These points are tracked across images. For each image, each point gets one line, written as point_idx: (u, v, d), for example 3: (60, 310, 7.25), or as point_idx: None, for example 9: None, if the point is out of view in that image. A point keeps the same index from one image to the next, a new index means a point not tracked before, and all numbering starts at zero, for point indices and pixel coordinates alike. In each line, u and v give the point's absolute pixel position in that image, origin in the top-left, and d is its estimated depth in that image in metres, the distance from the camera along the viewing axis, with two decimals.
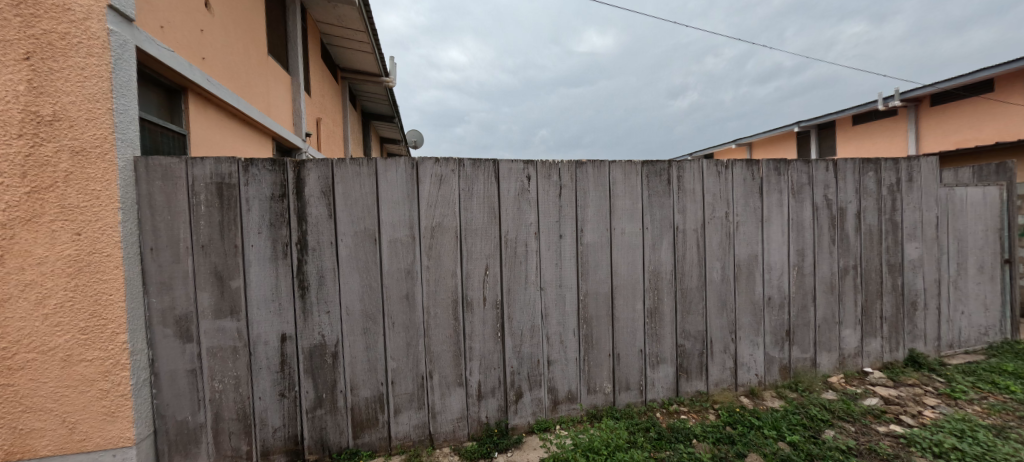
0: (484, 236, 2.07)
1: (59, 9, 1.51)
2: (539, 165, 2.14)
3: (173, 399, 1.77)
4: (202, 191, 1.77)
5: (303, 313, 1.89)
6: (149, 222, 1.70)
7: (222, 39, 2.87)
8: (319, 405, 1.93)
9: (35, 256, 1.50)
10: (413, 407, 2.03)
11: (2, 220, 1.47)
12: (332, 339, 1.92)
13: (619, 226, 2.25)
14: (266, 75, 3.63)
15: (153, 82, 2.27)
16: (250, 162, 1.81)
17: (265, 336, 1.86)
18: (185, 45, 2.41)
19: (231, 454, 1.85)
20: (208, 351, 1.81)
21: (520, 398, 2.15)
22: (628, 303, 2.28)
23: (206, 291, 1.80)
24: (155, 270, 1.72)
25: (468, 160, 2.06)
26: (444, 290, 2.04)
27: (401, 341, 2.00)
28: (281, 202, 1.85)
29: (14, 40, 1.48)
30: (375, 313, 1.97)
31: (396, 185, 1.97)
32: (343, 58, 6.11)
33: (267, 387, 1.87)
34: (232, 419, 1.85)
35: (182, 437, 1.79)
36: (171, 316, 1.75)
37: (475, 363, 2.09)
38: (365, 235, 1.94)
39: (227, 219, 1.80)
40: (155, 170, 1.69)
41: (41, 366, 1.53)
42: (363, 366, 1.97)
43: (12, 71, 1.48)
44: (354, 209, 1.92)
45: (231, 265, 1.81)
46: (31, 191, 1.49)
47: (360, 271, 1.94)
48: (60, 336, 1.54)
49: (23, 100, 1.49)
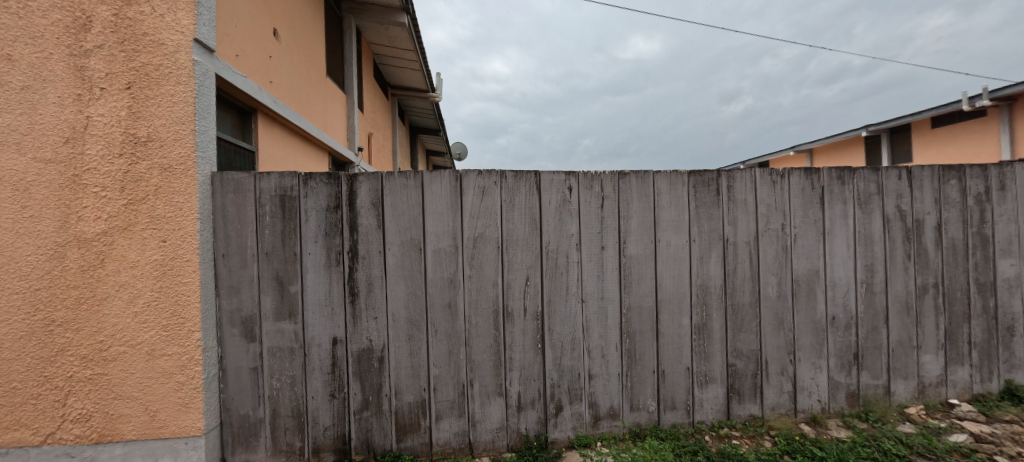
0: (525, 247, 2.09)
1: (155, 44, 1.74)
2: (580, 176, 2.14)
3: (237, 394, 1.92)
4: (267, 203, 1.93)
5: (353, 318, 1.99)
6: (222, 231, 1.88)
7: (287, 65, 3.14)
8: (365, 407, 2.01)
9: (129, 260, 1.71)
10: (454, 414, 2.06)
11: (106, 229, 1.70)
12: (378, 344, 2.00)
13: (664, 238, 2.18)
14: (324, 95, 3.90)
15: (229, 105, 2.51)
16: (309, 176, 1.94)
17: (318, 338, 1.97)
18: (256, 70, 2.64)
19: (286, 449, 1.96)
20: (268, 351, 1.94)
21: (560, 411, 2.12)
22: (674, 318, 2.20)
23: (268, 295, 1.94)
24: (226, 275, 1.89)
25: (510, 172, 2.09)
26: (486, 299, 2.06)
27: (444, 349, 2.04)
28: (335, 213, 1.97)
29: (119, 72, 1.72)
30: (419, 320, 2.03)
31: (441, 196, 2.03)
32: (393, 76, 6.43)
33: (319, 387, 1.98)
34: (288, 416, 1.97)
35: (244, 430, 1.93)
36: (238, 317, 1.91)
37: (515, 374, 2.09)
38: (411, 245, 2.02)
39: (288, 229, 1.94)
40: (228, 183, 1.87)
41: (130, 358, 1.73)
42: (407, 371, 2.03)
43: (116, 99, 1.72)
44: (402, 220, 2.01)
45: (290, 271, 1.95)
46: (127, 203, 1.71)
47: (406, 279, 2.02)
48: (145, 332, 1.73)
49: (124, 123, 1.72)
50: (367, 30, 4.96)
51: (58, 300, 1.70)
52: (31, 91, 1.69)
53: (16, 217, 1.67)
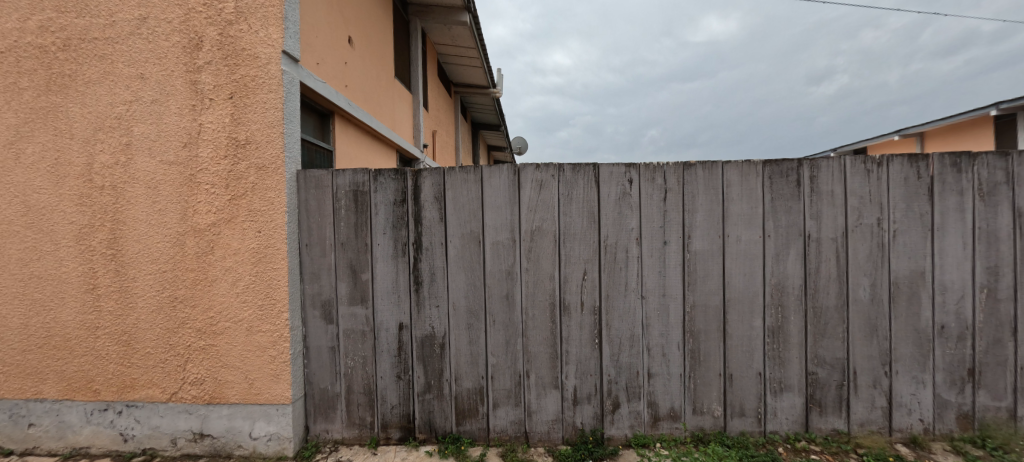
0: (582, 241, 2.07)
1: (251, 58, 2.01)
2: (641, 168, 2.06)
3: (318, 370, 2.14)
4: (342, 197, 2.10)
5: (417, 306, 2.11)
6: (306, 224, 2.09)
7: (361, 69, 3.37)
8: (428, 390, 2.13)
9: (232, 248, 2.00)
10: (511, 403, 2.12)
11: (215, 221, 2.01)
12: (440, 331, 2.11)
13: (734, 233, 2.04)
14: (392, 96, 4.14)
15: (312, 109, 2.76)
16: (379, 172, 2.09)
17: (386, 323, 2.12)
18: (335, 76, 2.87)
19: (358, 422, 2.15)
20: (344, 333, 2.13)
21: (617, 408, 2.09)
22: (744, 319, 2.05)
23: (344, 281, 2.12)
24: (309, 263, 2.10)
25: (568, 165, 2.08)
26: (543, 292, 2.08)
27: (501, 339, 2.10)
28: (402, 207, 2.10)
29: (224, 85, 2.02)
30: (478, 310, 2.10)
31: (499, 190, 2.08)
32: (456, 74, 6.64)
33: (387, 368, 2.14)
34: (360, 393, 2.15)
35: (324, 402, 2.15)
36: (319, 300, 2.12)
37: (571, 368, 2.09)
38: (471, 237, 2.09)
39: (361, 222, 2.11)
40: (310, 180, 2.08)
41: (233, 332, 2.03)
42: (466, 359, 2.11)
43: (221, 108, 2.01)
44: (462, 212, 2.09)
45: (362, 260, 2.12)
46: (230, 199, 2.00)
47: (466, 270, 2.09)
48: (245, 310, 2.02)
49: (228, 129, 2.00)
50: (432, 31, 5.16)
51: (179, 280, 2.05)
52: (159, 104, 2.07)
53: (150, 212, 2.07)
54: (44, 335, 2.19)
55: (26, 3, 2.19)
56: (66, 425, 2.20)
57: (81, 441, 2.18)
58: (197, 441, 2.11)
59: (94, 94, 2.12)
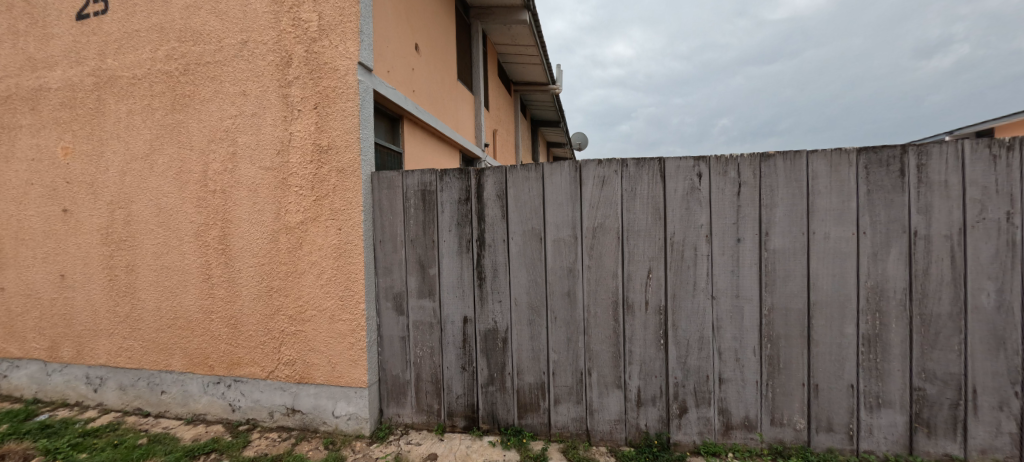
0: (647, 238, 2.00)
1: (332, 70, 2.21)
2: (712, 160, 1.94)
3: (390, 358, 2.30)
4: (412, 197, 2.23)
5: (481, 300, 2.19)
6: (379, 222, 2.25)
7: (427, 74, 3.54)
8: (491, 382, 2.20)
9: (318, 244, 2.22)
10: (572, 400, 2.11)
11: (303, 219, 2.24)
12: (502, 325, 2.17)
13: (821, 230, 1.85)
14: (455, 98, 4.29)
15: (384, 114, 2.95)
16: (445, 172, 2.19)
17: (452, 316, 2.22)
18: (403, 82, 3.04)
19: (427, 409, 2.28)
20: (413, 324, 2.27)
21: (684, 413, 2.00)
22: (832, 325, 1.86)
23: (413, 276, 2.25)
24: (382, 258, 2.26)
25: (631, 160, 2.02)
26: (605, 290, 2.05)
27: (562, 336, 2.10)
28: (466, 205, 2.18)
29: (309, 96, 2.24)
30: (540, 306, 2.12)
31: (560, 187, 2.08)
32: (516, 73, 6.70)
33: (453, 359, 2.24)
34: (428, 381, 2.27)
35: (396, 388, 2.31)
36: (391, 293, 2.27)
37: (635, 368, 2.04)
38: (532, 234, 2.11)
39: (428, 219, 2.23)
40: (383, 181, 2.23)
41: (318, 319, 2.25)
42: (528, 354, 2.15)
43: (307, 118, 2.24)
44: (523, 210, 2.12)
45: (430, 256, 2.23)
46: (316, 199, 2.21)
47: (528, 267, 2.13)
48: (328, 300, 2.23)
49: (313, 136, 2.22)
50: (492, 33, 5.26)
51: (274, 272, 2.32)
52: (257, 117, 2.34)
53: (251, 212, 2.35)
54: (172, 317, 2.59)
55: (157, 37, 2.60)
56: (189, 394, 2.58)
57: (200, 408, 2.56)
58: (290, 416, 2.37)
59: (208, 111, 2.46)
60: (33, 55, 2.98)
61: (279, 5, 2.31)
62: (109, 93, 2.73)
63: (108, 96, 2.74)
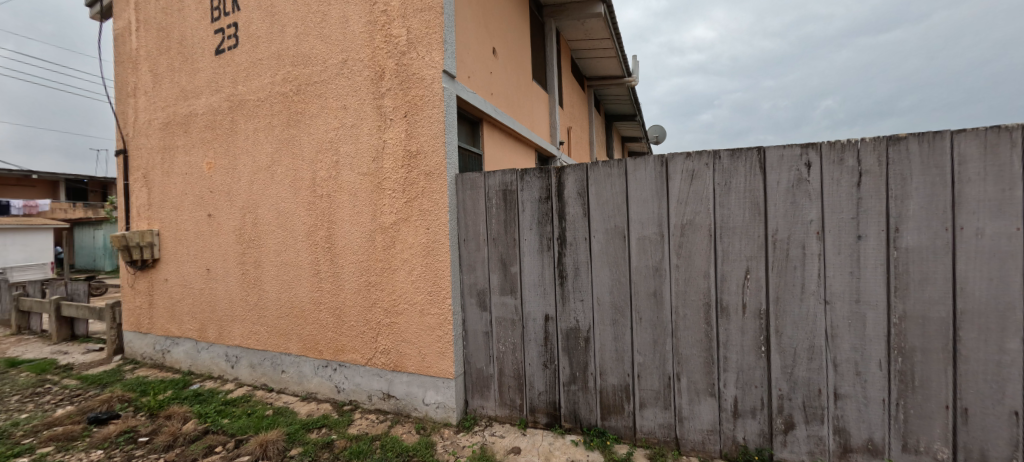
0: (744, 236, 1.84)
1: (420, 80, 2.36)
2: (823, 147, 1.73)
3: (475, 351, 2.40)
4: (494, 196, 2.31)
5: (562, 299, 2.19)
6: (463, 221, 2.36)
7: (503, 77, 3.62)
8: (573, 381, 2.19)
9: (409, 243, 2.39)
10: (659, 405, 2.02)
11: (396, 219, 2.43)
12: (584, 324, 2.14)
13: (971, 222, 1.53)
14: (530, 98, 4.33)
15: (465, 119, 3.07)
16: (525, 172, 2.23)
17: (534, 314, 2.25)
18: (483, 86, 3.15)
19: (509, 403, 2.34)
20: (496, 320, 2.34)
21: (790, 429, 1.81)
22: (989, 339, 1.52)
23: (496, 273, 2.33)
24: (466, 256, 2.37)
25: (725, 151, 1.87)
26: (695, 291, 1.93)
27: (648, 338, 2.02)
28: (547, 203, 2.19)
29: (400, 106, 2.42)
30: (623, 306, 2.06)
31: (645, 183, 1.99)
32: (590, 68, 6.56)
33: (535, 356, 2.27)
34: (510, 376, 2.33)
35: (480, 381, 2.40)
36: (475, 289, 2.37)
37: (731, 376, 1.89)
38: (615, 233, 2.06)
39: (509, 218, 2.28)
40: (467, 182, 2.34)
41: (410, 312, 2.43)
42: (611, 354, 2.10)
43: (398, 126, 2.42)
44: (606, 207, 2.08)
45: (511, 254, 2.29)
46: (407, 201, 2.39)
47: (610, 266, 2.08)
48: (419, 295, 2.39)
49: (404, 143, 2.39)
50: (565, 29, 5.22)
51: (371, 268, 2.55)
52: (356, 128, 2.59)
53: (351, 214, 2.61)
54: (289, 306, 2.97)
55: (275, 63, 2.99)
56: (303, 374, 2.94)
57: (312, 387, 2.90)
58: (386, 400, 2.59)
59: (315, 125, 2.77)
60: (185, 86, 3.60)
61: (373, 24, 2.53)
62: (240, 115, 3.21)
63: (239, 117, 3.22)
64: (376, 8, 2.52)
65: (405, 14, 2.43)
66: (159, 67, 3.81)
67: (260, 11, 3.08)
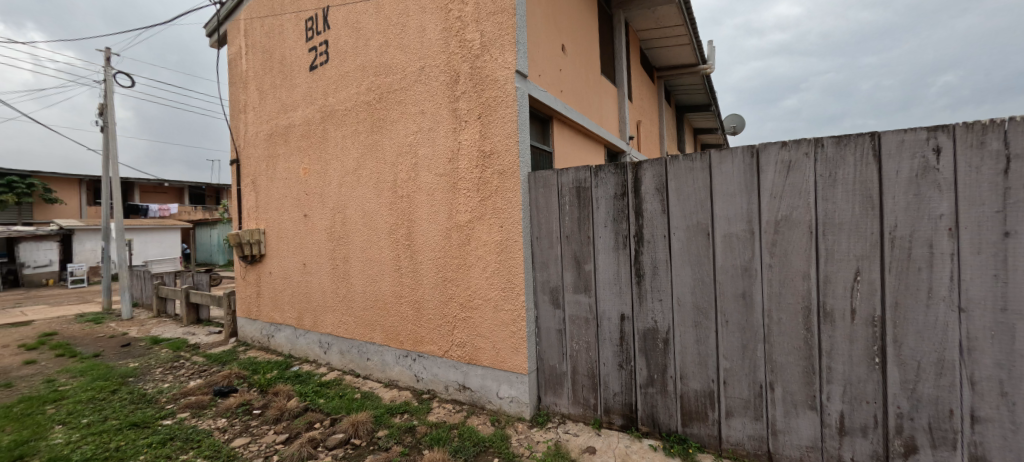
0: (853, 233, 1.65)
1: (493, 81, 2.42)
2: (958, 129, 1.48)
3: (548, 348, 2.42)
4: (567, 194, 2.30)
5: (639, 298, 2.12)
6: (536, 219, 2.38)
7: (572, 73, 3.59)
8: (651, 384, 2.11)
9: (483, 240, 2.47)
10: (749, 415, 1.88)
11: (471, 218, 2.52)
12: (664, 325, 2.06)
13: None
14: (599, 92, 4.23)
15: (536, 117, 3.09)
16: (600, 168, 2.19)
17: (609, 313, 2.21)
18: (553, 84, 3.14)
19: (583, 402, 2.32)
20: (569, 318, 2.33)
21: (912, 454, 1.59)
22: None
23: (569, 271, 2.32)
24: (539, 253, 2.39)
25: (829, 139, 1.69)
26: (792, 294, 1.77)
27: (736, 342, 1.89)
28: (622, 200, 2.14)
29: (475, 108, 2.50)
30: (707, 307, 1.95)
31: (732, 177, 1.86)
32: (660, 57, 6.26)
33: (610, 356, 2.23)
34: (584, 375, 2.31)
35: (553, 378, 2.41)
36: (548, 287, 2.38)
37: (836, 389, 1.70)
38: (698, 230, 1.95)
39: (583, 216, 2.26)
40: (540, 180, 2.35)
41: (484, 307, 2.50)
42: (693, 358, 1.99)
43: (473, 127, 2.50)
44: (687, 203, 1.97)
45: (585, 252, 2.26)
46: (481, 200, 2.46)
47: (693, 265, 1.97)
48: (493, 291, 2.46)
49: (478, 143, 2.47)
50: (635, 20, 5.03)
51: (447, 265, 2.67)
52: (433, 131, 2.72)
53: (429, 213, 2.75)
54: (374, 299, 3.21)
55: (360, 74, 3.25)
56: (386, 363, 3.17)
57: (394, 375, 3.11)
58: (462, 391, 2.70)
59: (396, 130, 2.97)
60: (285, 101, 4.04)
61: (448, 31, 2.64)
62: (330, 124, 3.53)
63: (330, 126, 3.54)
64: (451, 15, 2.63)
65: (479, 18, 2.50)
66: (264, 85, 4.31)
67: (347, 28, 3.36)
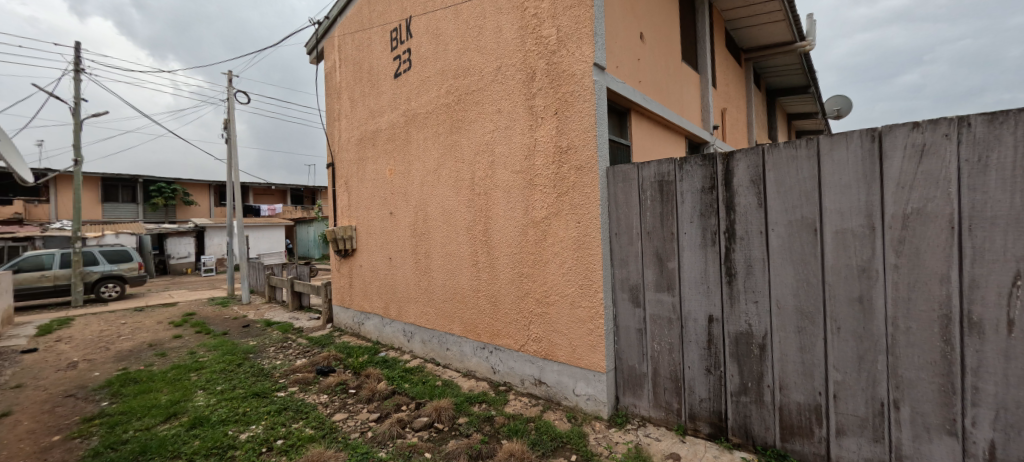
0: (1013, 229, 1.36)
1: (570, 76, 2.40)
2: None
3: (627, 348, 2.35)
4: (648, 188, 2.21)
5: (730, 299, 1.97)
6: (615, 214, 2.32)
7: (651, 61, 3.43)
8: (743, 392, 1.96)
9: (560, 236, 2.47)
10: (866, 435, 1.66)
11: (547, 214, 2.53)
12: (759, 330, 1.89)
13: None
14: (680, 80, 3.99)
15: (612, 110, 3.01)
16: (685, 160, 2.07)
17: (695, 314, 2.09)
18: (631, 74, 3.03)
19: (665, 406, 2.22)
20: (650, 317, 2.25)
21: None
22: None
23: (650, 269, 2.23)
24: (618, 250, 2.33)
25: (979, 116, 1.41)
26: (925, 300, 1.51)
27: (850, 352, 1.68)
28: (711, 193, 2.00)
29: (551, 104, 2.50)
30: (813, 312, 1.75)
31: (846, 165, 1.65)
32: (749, 38, 5.72)
33: (696, 359, 2.10)
34: (666, 378, 2.20)
35: (632, 379, 2.34)
36: (627, 284, 2.31)
37: (987, 415, 1.42)
38: (802, 225, 1.76)
39: (666, 211, 2.16)
40: (618, 174, 2.29)
41: (561, 303, 2.50)
42: (796, 367, 1.81)
43: (550, 123, 2.51)
44: (789, 196, 1.79)
45: (668, 249, 2.16)
46: (558, 196, 2.46)
47: (795, 264, 1.79)
48: (570, 288, 2.45)
49: (555, 139, 2.47)
50: None
51: (524, 260, 2.71)
52: (509, 129, 2.77)
53: (506, 209, 2.81)
54: (453, 292, 3.37)
55: (440, 78, 3.41)
56: (464, 353, 3.31)
57: (472, 366, 3.24)
58: (538, 385, 2.73)
59: (474, 129, 3.07)
60: (373, 107, 4.38)
61: (524, 29, 2.67)
62: (413, 127, 3.77)
63: (413, 129, 3.77)
64: (527, 13, 2.65)
65: (556, 14, 2.49)
66: (355, 94, 4.72)
67: (428, 35, 3.55)
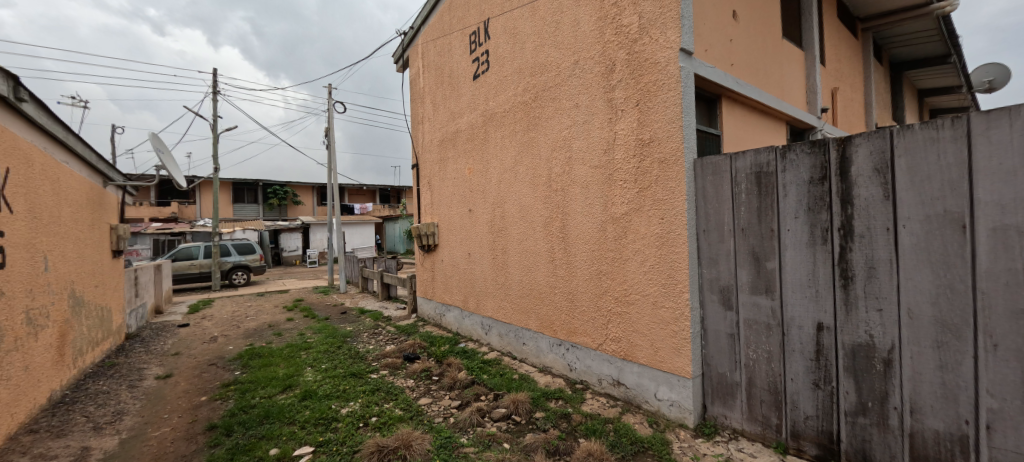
0: None
1: (652, 65, 2.28)
2: None
3: (717, 354, 2.18)
4: (743, 181, 2.03)
5: (846, 306, 1.73)
6: (704, 210, 2.17)
7: (745, 41, 3.12)
8: (862, 413, 1.71)
9: (641, 233, 2.37)
10: None
11: (627, 209, 2.44)
12: (884, 343, 1.63)
13: None
14: (780, 60, 3.58)
15: (701, 97, 2.81)
16: (789, 148, 1.87)
17: (800, 321, 1.87)
18: (722, 58, 2.79)
19: (762, 420, 2.02)
20: (745, 321, 2.06)
21: None
22: None
23: (745, 269, 2.05)
24: (707, 248, 2.17)
25: None
26: None
27: (1013, 377, 1.37)
28: (822, 185, 1.78)
29: (632, 95, 2.40)
30: (960, 325, 1.46)
31: (1011, 147, 1.34)
32: (868, 4, 4.93)
33: (800, 371, 1.88)
34: (764, 389, 2.01)
35: (722, 388, 2.17)
36: (717, 285, 2.15)
37: None
38: (945, 221, 1.48)
39: (765, 205, 1.96)
40: (708, 167, 2.13)
41: (642, 303, 2.41)
42: (934, 389, 1.52)
43: (630, 115, 2.41)
44: (926, 186, 1.51)
45: (767, 247, 1.96)
46: (639, 191, 2.36)
47: (935, 267, 1.50)
48: (652, 287, 2.34)
49: (637, 132, 2.37)
50: None
51: (602, 257, 2.65)
52: (588, 124, 2.72)
53: (583, 205, 2.77)
54: (529, 288, 3.41)
55: (517, 77, 3.46)
56: (540, 349, 3.34)
57: (548, 362, 3.26)
58: (616, 386, 2.65)
59: (551, 126, 3.07)
60: (453, 109, 4.59)
61: (603, 20, 2.59)
62: (491, 126, 3.87)
63: (491, 129, 3.88)
64: (606, 3, 2.57)
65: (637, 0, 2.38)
66: (438, 97, 4.98)
67: (505, 35, 3.62)
